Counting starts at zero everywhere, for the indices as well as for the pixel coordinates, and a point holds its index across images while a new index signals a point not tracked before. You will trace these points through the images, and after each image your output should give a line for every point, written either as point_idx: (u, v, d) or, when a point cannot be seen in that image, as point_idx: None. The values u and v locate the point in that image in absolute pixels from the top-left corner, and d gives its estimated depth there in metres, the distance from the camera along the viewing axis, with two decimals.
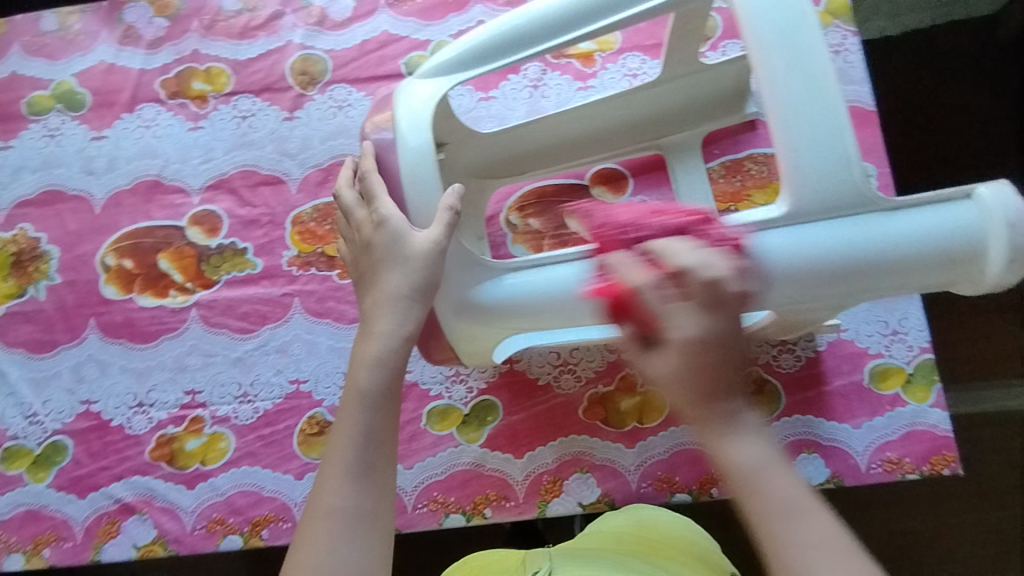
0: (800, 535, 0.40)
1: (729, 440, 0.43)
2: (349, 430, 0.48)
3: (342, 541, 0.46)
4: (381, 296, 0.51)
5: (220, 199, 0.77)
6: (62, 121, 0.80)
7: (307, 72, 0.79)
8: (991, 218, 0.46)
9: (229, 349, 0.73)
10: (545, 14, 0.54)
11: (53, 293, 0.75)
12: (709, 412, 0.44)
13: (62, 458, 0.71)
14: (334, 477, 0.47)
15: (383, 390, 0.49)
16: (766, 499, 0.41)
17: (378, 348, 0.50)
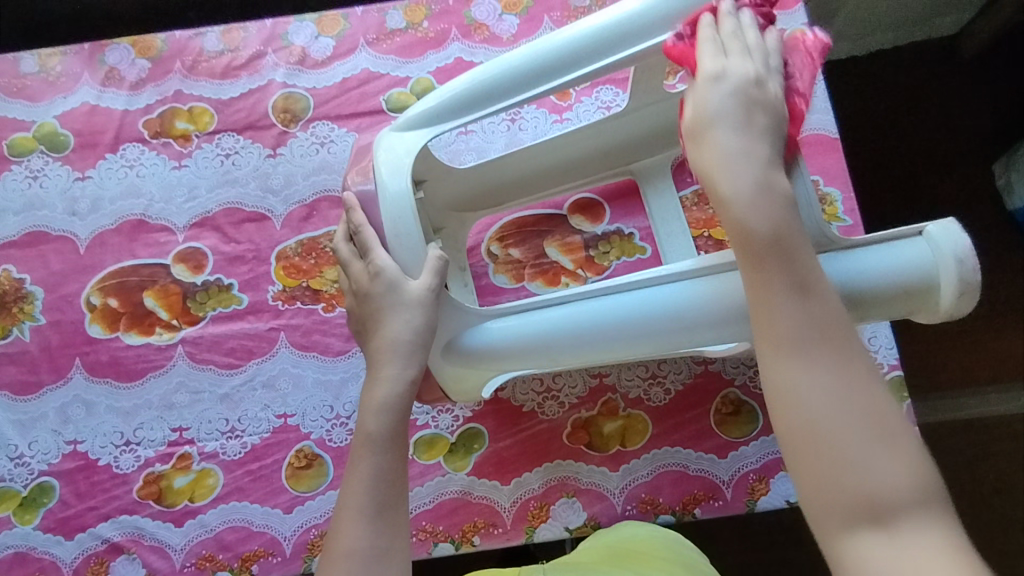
0: (786, 316, 0.43)
1: (734, 208, 0.46)
2: (362, 473, 0.52)
3: None
4: (382, 343, 0.55)
5: (205, 236, 0.78)
6: (45, 162, 0.81)
7: (289, 109, 0.81)
8: (942, 254, 0.50)
9: (216, 385, 0.73)
10: (517, 67, 0.57)
11: (38, 334, 0.76)
12: (719, 186, 0.47)
13: (49, 499, 0.71)
14: (350, 519, 0.51)
15: (389, 433, 0.53)
16: (763, 272, 0.44)
17: (384, 393, 0.54)
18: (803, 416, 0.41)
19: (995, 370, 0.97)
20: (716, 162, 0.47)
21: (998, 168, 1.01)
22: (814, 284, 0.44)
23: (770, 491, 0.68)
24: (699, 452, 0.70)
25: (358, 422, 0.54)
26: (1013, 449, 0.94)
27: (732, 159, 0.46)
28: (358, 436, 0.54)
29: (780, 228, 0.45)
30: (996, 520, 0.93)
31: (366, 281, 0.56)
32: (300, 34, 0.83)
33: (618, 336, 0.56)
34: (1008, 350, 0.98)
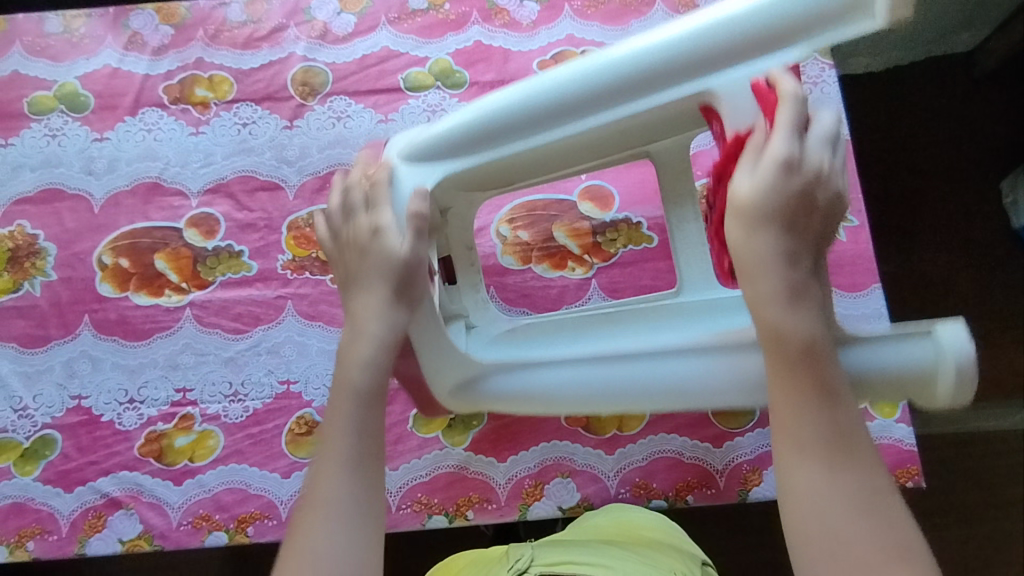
0: (808, 419, 0.44)
1: (772, 308, 0.45)
2: (343, 423, 0.52)
3: (341, 534, 0.49)
4: (366, 305, 0.54)
5: (218, 203, 0.79)
6: (65, 122, 0.82)
7: (308, 83, 0.82)
8: (945, 360, 0.50)
9: (221, 349, 0.74)
10: (537, 97, 0.54)
11: (48, 289, 0.77)
12: (759, 275, 0.45)
13: (51, 451, 0.72)
14: (331, 469, 0.50)
15: (374, 388, 0.53)
16: (793, 374, 0.45)
17: (367, 349, 0.53)
18: (807, 525, 0.43)
19: (992, 383, 0.98)
20: (762, 250, 0.45)
21: (1006, 186, 1.02)
22: (836, 391, 0.45)
23: (763, 482, 0.69)
24: (694, 440, 0.70)
25: (341, 372, 0.54)
26: (1006, 463, 0.95)
27: (776, 258, 0.45)
28: (340, 388, 0.53)
29: (811, 338, 0.45)
30: (987, 530, 0.94)
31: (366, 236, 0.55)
32: (322, 10, 0.84)
33: (623, 395, 0.59)
34: (1007, 363, 0.98)
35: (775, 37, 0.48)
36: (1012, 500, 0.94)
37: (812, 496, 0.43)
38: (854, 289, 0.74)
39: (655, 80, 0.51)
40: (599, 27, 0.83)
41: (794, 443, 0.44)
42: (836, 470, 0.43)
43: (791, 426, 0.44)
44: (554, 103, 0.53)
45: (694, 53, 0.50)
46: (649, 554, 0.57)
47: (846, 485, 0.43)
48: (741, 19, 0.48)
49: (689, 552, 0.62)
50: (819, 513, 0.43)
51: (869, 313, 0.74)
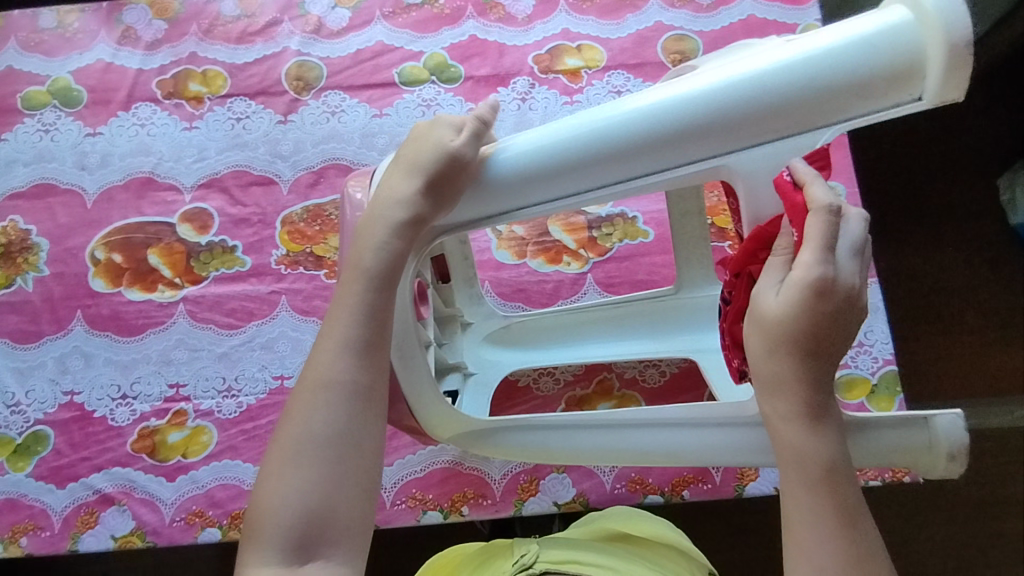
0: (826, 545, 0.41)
1: (790, 428, 0.43)
2: (350, 304, 0.47)
3: (336, 411, 0.45)
4: (394, 188, 0.48)
5: (212, 197, 0.78)
6: (58, 117, 0.81)
7: (302, 77, 0.81)
8: (939, 445, 0.50)
9: (215, 344, 0.74)
10: (632, 117, 0.44)
11: (41, 285, 0.76)
12: (777, 394, 0.43)
13: (43, 447, 0.71)
14: (332, 348, 0.47)
15: (385, 273, 0.47)
16: (810, 497, 0.42)
17: (382, 231, 0.48)
18: None
19: (989, 381, 0.98)
20: (785, 371, 0.42)
21: (1003, 183, 1.01)
22: (856, 510, 0.42)
23: (759, 478, 0.69)
24: None
25: (353, 253, 0.49)
26: (1003, 463, 0.95)
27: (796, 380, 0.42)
28: (349, 270, 0.48)
29: (831, 457, 0.42)
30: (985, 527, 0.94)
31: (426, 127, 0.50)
32: (317, 5, 0.84)
33: (606, 454, 0.54)
34: (1003, 363, 0.98)
35: (819, 100, 0.41)
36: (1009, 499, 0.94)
37: None
38: None
39: (672, 139, 0.43)
40: (595, 22, 0.82)
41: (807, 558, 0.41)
42: None
43: (807, 542, 0.41)
44: (557, 162, 0.45)
45: (728, 104, 0.42)
46: (654, 556, 0.57)
47: None
48: (786, 74, 0.41)
49: (689, 549, 0.62)
50: None
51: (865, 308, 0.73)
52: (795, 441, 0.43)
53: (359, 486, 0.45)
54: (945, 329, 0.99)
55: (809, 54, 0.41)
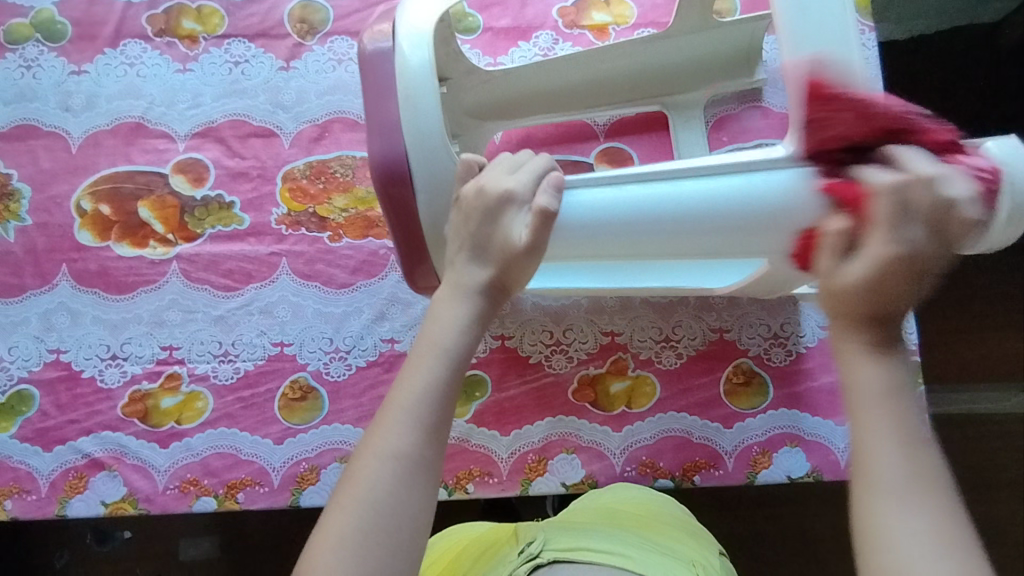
0: (917, 521, 0.34)
1: (864, 363, 0.37)
2: (423, 378, 0.43)
3: (399, 489, 0.40)
4: (462, 280, 0.47)
5: (207, 148, 0.73)
6: (39, 52, 0.74)
7: (306, 20, 0.75)
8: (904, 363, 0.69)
9: (211, 307, 0.70)
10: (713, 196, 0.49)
11: (23, 235, 0.71)
12: (847, 331, 0.38)
13: (28, 408, 0.68)
14: (397, 418, 0.42)
15: (465, 349, 0.45)
16: (890, 475, 0.35)
17: (465, 312, 0.45)
18: None
19: (1010, 365, 0.91)
20: (836, 332, 0.38)
21: None
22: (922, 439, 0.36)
23: (773, 465, 0.67)
24: (705, 419, 0.68)
25: (427, 329, 0.46)
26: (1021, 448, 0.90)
27: (880, 341, 0.37)
28: (423, 342, 0.45)
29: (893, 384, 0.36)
30: (999, 533, 0.89)
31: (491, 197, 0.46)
32: None
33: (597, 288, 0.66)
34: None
35: None
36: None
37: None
38: None
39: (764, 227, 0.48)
40: None
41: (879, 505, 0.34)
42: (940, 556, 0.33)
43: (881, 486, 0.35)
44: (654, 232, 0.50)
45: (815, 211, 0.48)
46: (666, 540, 0.56)
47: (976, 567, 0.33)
48: None
49: (701, 533, 0.61)
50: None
51: None
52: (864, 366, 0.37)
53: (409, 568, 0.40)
54: (973, 312, 0.92)
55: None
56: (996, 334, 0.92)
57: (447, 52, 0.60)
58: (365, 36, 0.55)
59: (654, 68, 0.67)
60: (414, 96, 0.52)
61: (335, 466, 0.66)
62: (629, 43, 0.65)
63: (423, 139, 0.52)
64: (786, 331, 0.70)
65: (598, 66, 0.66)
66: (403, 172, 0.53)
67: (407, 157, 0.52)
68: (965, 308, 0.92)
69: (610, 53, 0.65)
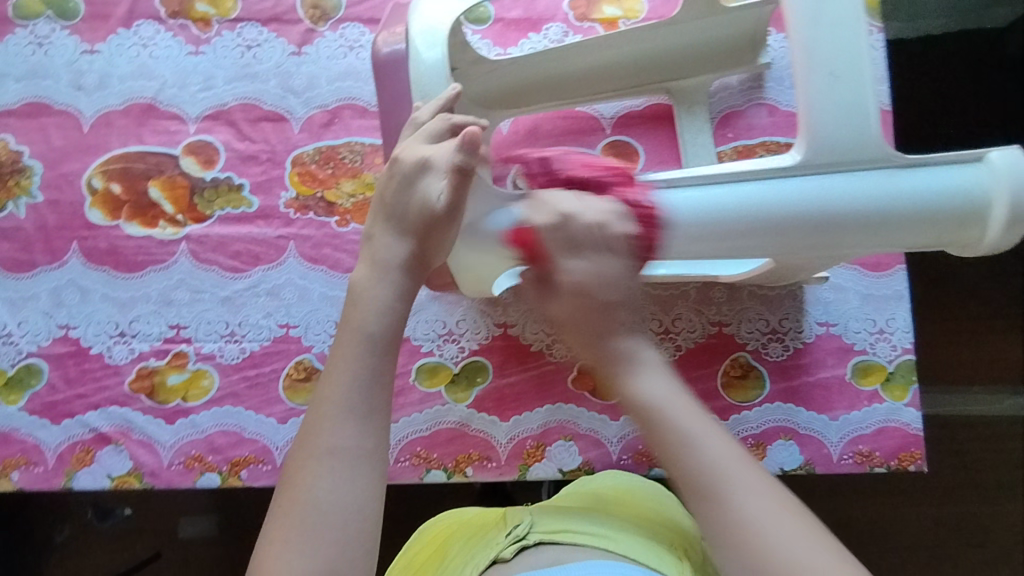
0: (745, 500, 0.46)
1: (653, 381, 0.51)
2: (350, 371, 0.47)
3: (340, 480, 0.44)
4: (385, 247, 0.51)
5: (218, 130, 0.74)
6: (52, 30, 0.75)
7: (318, 6, 0.76)
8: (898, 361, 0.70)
9: (218, 287, 0.71)
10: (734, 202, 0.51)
11: (33, 212, 0.72)
12: (631, 366, 0.52)
13: (36, 381, 0.69)
14: (330, 413, 0.46)
15: (389, 334, 0.49)
16: (690, 469, 0.48)
17: (386, 294, 0.50)
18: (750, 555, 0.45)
19: (1002, 368, 0.93)
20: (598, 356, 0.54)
21: None
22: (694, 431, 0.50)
23: (766, 457, 0.68)
24: (702, 411, 0.69)
25: (354, 321, 0.49)
26: (1011, 450, 0.92)
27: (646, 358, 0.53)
28: (349, 337, 0.49)
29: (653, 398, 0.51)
30: (986, 532, 0.91)
31: (412, 165, 0.51)
32: None
33: None
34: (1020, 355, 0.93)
35: (892, 221, 0.50)
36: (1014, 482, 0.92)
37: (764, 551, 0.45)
38: (877, 269, 0.72)
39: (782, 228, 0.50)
40: None
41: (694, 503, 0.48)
42: (761, 523, 0.46)
43: (680, 480, 0.49)
44: (692, 231, 0.51)
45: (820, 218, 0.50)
46: (648, 522, 0.58)
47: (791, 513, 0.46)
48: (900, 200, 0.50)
49: (681, 508, 0.62)
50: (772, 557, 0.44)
51: (888, 294, 0.72)
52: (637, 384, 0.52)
53: (359, 554, 0.43)
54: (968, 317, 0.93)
55: (908, 193, 0.50)
56: (992, 337, 0.93)
57: (454, 42, 0.61)
58: (380, 38, 0.57)
59: (660, 57, 0.68)
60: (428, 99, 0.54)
61: None
62: (625, 34, 0.65)
63: None
64: (784, 326, 0.71)
65: (597, 55, 0.67)
66: None
67: None
68: (961, 310, 0.93)
69: (608, 42, 0.66)
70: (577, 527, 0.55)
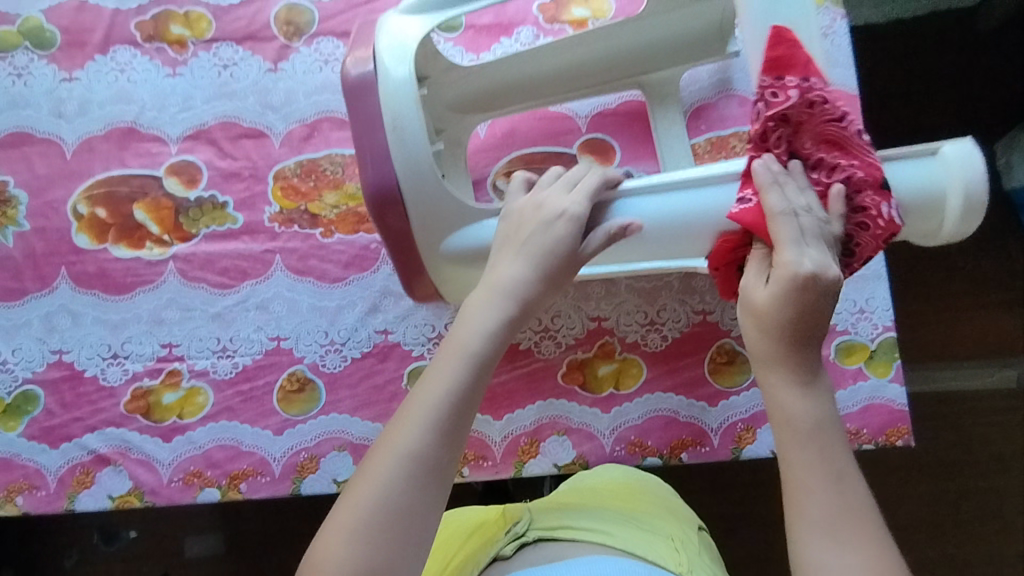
0: (832, 553, 0.42)
1: (793, 401, 0.46)
2: (445, 380, 0.48)
3: (410, 488, 0.45)
4: (506, 274, 0.53)
5: (199, 150, 0.75)
6: (30, 60, 0.76)
7: (292, 22, 0.77)
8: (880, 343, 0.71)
9: (208, 304, 0.72)
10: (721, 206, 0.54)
11: (21, 240, 0.73)
12: (778, 374, 0.47)
13: (33, 407, 0.70)
14: (416, 416, 0.47)
15: (488, 355, 0.50)
16: (810, 501, 0.43)
17: (492, 319, 0.51)
18: None
19: (991, 342, 0.94)
20: (767, 371, 0.47)
21: (1000, 147, 0.92)
22: (845, 473, 0.44)
23: (757, 441, 0.69)
24: (690, 399, 0.70)
25: (455, 332, 0.51)
26: (1002, 421, 0.93)
27: (795, 361, 0.46)
28: (448, 347, 0.50)
29: (818, 420, 0.45)
30: (981, 504, 0.93)
31: (552, 209, 0.54)
32: None
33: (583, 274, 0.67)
34: (1006, 327, 0.94)
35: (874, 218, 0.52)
36: (1005, 452, 0.93)
37: None
38: None
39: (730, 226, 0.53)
40: None
41: (801, 531, 0.43)
42: None
43: (796, 508, 0.44)
44: (661, 235, 0.55)
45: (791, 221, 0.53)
46: (644, 515, 0.59)
47: None
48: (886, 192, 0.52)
49: (674, 502, 0.64)
50: None
51: (868, 274, 0.72)
52: (787, 400, 0.46)
53: (413, 560, 0.44)
54: (951, 293, 0.95)
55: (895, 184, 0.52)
56: (977, 310, 0.94)
57: (425, 52, 0.64)
58: (347, 61, 0.58)
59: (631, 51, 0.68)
60: (399, 119, 0.56)
61: (334, 455, 0.69)
62: (592, 33, 0.67)
63: (409, 155, 0.56)
64: None
65: (571, 54, 0.68)
66: (393, 191, 0.56)
67: (396, 176, 0.56)
68: (945, 289, 0.95)
69: (579, 40, 0.67)
70: (579, 522, 0.56)
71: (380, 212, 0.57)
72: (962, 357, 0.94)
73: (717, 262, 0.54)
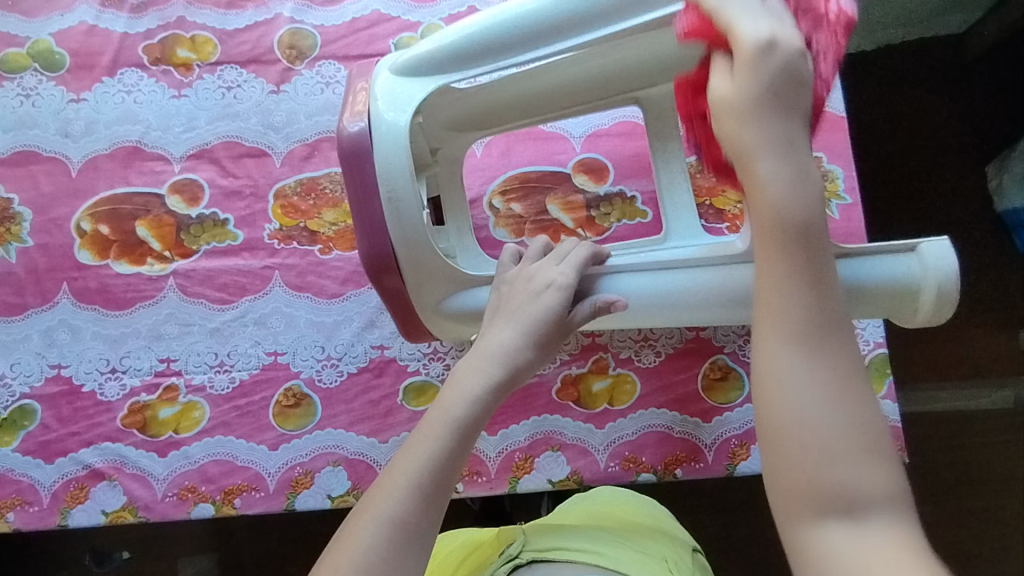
0: (802, 381, 0.34)
1: (775, 192, 0.36)
2: (430, 448, 0.48)
3: (389, 555, 0.45)
4: (498, 341, 0.54)
5: (202, 168, 0.76)
6: (39, 81, 0.78)
7: (295, 46, 0.79)
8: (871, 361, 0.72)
9: (207, 319, 0.73)
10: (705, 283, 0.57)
11: (24, 256, 0.74)
12: (761, 158, 0.37)
13: (29, 422, 0.70)
14: (398, 481, 0.47)
15: (474, 422, 0.51)
16: (790, 314, 0.35)
17: (478, 386, 0.51)
18: (794, 441, 0.33)
19: (985, 362, 0.95)
20: (741, 161, 0.38)
21: (992, 169, 0.95)
22: (829, 285, 0.36)
23: (750, 457, 0.70)
24: (684, 415, 0.71)
25: (442, 399, 0.51)
26: (999, 440, 0.93)
27: (775, 140, 0.37)
28: (435, 414, 0.51)
29: (806, 218, 0.36)
30: (978, 524, 0.93)
31: (541, 280, 0.56)
32: None
33: None
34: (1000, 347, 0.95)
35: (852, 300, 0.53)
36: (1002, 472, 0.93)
37: (814, 453, 0.33)
38: None
39: (706, 304, 0.57)
40: None
41: (778, 351, 0.35)
42: (825, 435, 0.33)
43: (775, 324, 0.35)
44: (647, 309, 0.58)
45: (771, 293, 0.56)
46: (639, 536, 0.59)
47: (859, 438, 0.33)
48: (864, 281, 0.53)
49: (668, 523, 0.64)
50: (817, 461, 0.33)
51: None
52: (762, 180, 0.37)
53: None
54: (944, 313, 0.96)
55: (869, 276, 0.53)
56: (971, 330, 0.95)
57: None
58: (344, 118, 0.58)
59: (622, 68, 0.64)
60: (391, 184, 0.56)
61: (329, 470, 0.69)
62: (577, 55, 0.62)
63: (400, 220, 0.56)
64: None
65: (558, 73, 0.64)
66: (388, 256, 0.57)
67: (390, 240, 0.57)
68: None
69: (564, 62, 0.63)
70: (572, 544, 0.55)
71: (377, 274, 0.58)
72: (956, 377, 0.94)
73: (685, 110, 0.56)
